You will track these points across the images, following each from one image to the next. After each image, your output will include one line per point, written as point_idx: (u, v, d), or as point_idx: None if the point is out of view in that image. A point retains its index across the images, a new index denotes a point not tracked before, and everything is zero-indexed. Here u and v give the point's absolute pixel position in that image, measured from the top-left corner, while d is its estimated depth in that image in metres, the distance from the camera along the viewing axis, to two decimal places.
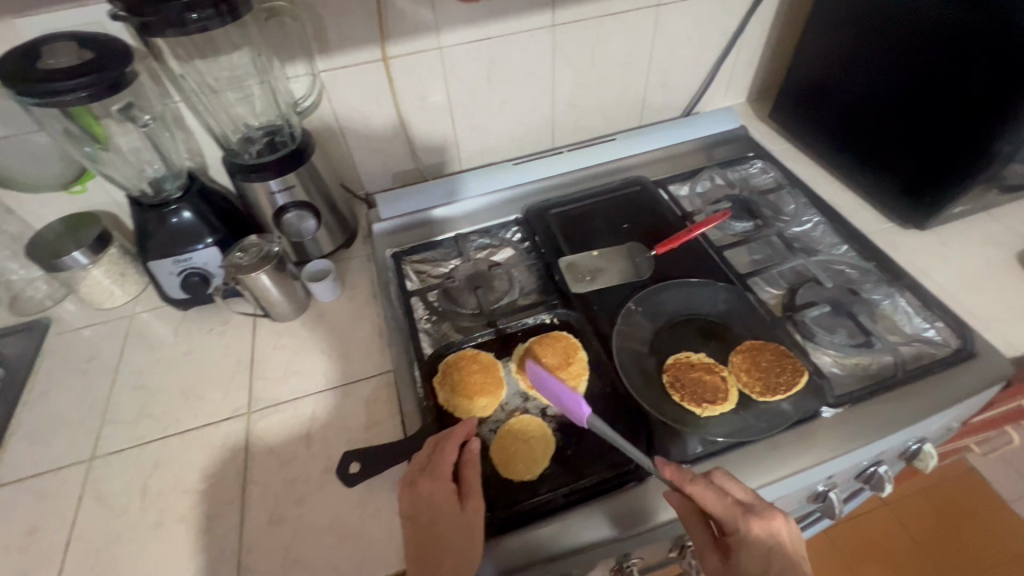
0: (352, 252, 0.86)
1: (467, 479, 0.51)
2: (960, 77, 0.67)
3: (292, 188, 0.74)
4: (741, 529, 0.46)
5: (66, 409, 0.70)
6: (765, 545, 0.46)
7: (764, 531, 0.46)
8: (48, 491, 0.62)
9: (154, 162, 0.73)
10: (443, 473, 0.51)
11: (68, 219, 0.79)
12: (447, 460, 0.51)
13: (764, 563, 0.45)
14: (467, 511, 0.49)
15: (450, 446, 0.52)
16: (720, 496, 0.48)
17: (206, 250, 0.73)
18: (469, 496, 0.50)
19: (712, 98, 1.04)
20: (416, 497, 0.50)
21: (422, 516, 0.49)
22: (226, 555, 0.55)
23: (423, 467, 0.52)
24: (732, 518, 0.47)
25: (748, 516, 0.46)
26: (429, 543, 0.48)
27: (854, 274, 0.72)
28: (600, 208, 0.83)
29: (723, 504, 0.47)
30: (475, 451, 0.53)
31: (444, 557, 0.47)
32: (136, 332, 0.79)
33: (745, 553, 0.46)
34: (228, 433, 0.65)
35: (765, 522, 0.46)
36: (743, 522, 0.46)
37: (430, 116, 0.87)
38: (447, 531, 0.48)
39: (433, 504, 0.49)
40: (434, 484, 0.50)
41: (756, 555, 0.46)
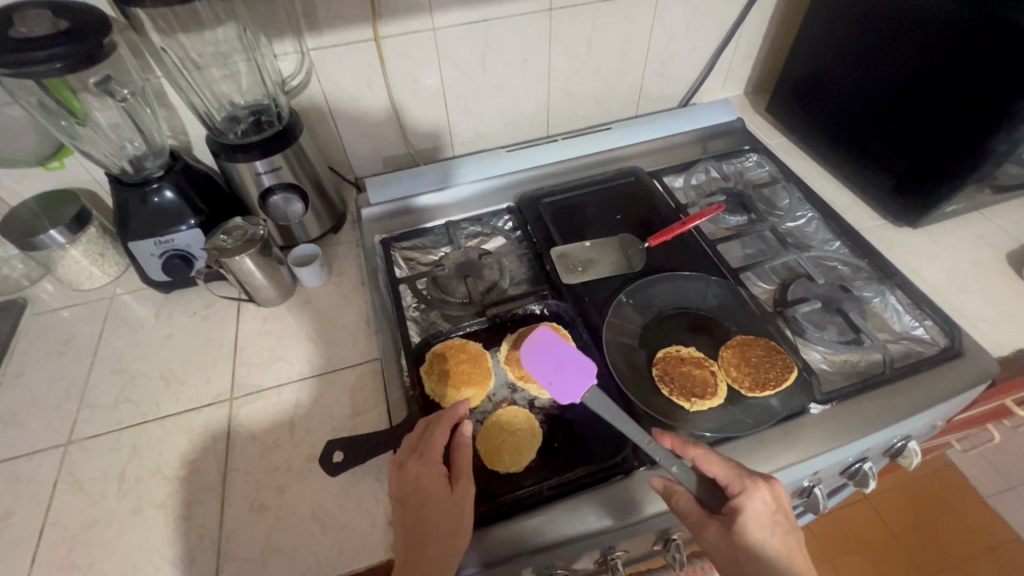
0: (340, 237, 0.85)
1: (457, 461, 0.50)
2: (957, 74, 0.67)
3: (278, 169, 0.72)
4: (748, 489, 0.46)
5: (42, 392, 0.68)
6: (772, 507, 0.45)
7: (771, 494, 0.46)
8: (22, 476, 0.61)
9: (135, 140, 0.71)
10: (432, 455, 0.50)
11: (45, 196, 0.77)
12: (437, 443, 0.50)
13: (769, 526, 0.44)
14: (456, 494, 0.48)
15: (441, 428, 0.51)
16: (724, 460, 0.48)
17: (189, 231, 0.71)
18: (459, 479, 0.49)
19: (709, 90, 1.03)
20: (404, 479, 0.49)
21: (409, 498, 0.49)
22: (206, 543, 0.54)
23: (413, 449, 0.51)
24: (739, 478, 0.47)
25: (754, 477, 0.47)
26: (415, 524, 0.47)
27: (845, 271, 0.72)
28: (593, 198, 0.82)
29: (729, 465, 0.47)
30: (468, 435, 0.52)
31: (430, 540, 0.46)
32: (116, 314, 0.77)
33: (752, 515, 0.45)
34: (209, 420, 0.64)
35: (771, 483, 0.46)
36: (748, 482, 0.46)
37: (422, 100, 0.85)
38: (434, 513, 0.47)
39: (421, 486, 0.48)
40: (423, 466, 0.49)
41: (762, 517, 0.45)
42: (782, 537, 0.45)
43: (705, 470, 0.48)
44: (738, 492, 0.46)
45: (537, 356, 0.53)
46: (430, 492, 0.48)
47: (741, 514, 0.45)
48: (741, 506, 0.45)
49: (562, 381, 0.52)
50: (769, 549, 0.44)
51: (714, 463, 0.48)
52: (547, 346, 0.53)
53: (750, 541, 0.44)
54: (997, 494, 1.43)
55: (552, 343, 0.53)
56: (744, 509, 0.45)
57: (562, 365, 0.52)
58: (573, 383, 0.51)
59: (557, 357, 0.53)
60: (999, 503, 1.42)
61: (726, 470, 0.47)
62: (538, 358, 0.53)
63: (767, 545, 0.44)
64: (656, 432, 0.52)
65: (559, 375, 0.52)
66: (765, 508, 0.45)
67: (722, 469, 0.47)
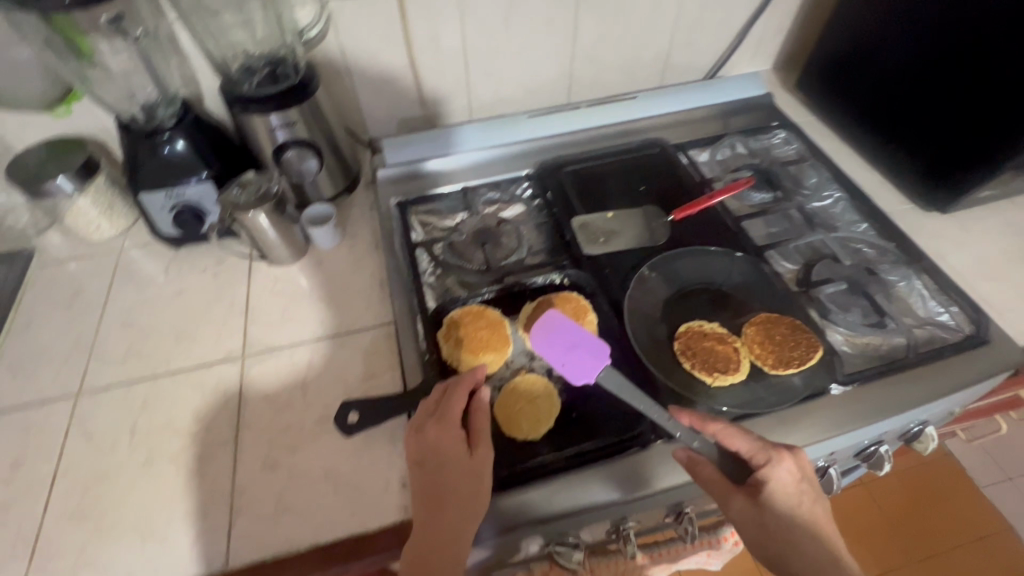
0: (354, 199, 0.83)
1: (476, 426, 0.49)
2: (997, 55, 0.64)
3: (293, 125, 0.69)
4: (774, 460, 0.46)
5: (51, 343, 0.68)
6: (796, 477, 0.46)
7: (795, 464, 0.46)
8: (32, 425, 0.60)
9: (147, 87, 0.68)
10: (451, 420, 0.49)
11: (52, 143, 0.74)
12: (455, 408, 0.50)
13: (795, 494, 0.45)
14: (476, 459, 0.48)
15: (459, 392, 0.51)
16: (746, 434, 0.48)
17: (200, 185, 0.69)
18: (478, 443, 0.49)
19: (737, 64, 0.99)
20: (422, 444, 0.49)
21: (428, 461, 0.48)
22: (218, 497, 0.54)
23: (431, 413, 0.51)
24: (764, 450, 0.47)
25: (778, 447, 0.47)
26: (434, 488, 0.47)
27: (872, 254, 0.70)
28: (616, 168, 0.80)
29: (753, 439, 0.47)
30: (486, 400, 0.51)
31: (450, 503, 0.46)
32: (124, 268, 0.75)
33: (779, 486, 0.45)
34: (220, 377, 0.63)
35: (795, 453, 0.47)
36: (772, 453, 0.46)
37: (441, 60, 0.82)
38: (453, 478, 0.47)
39: (440, 451, 0.48)
40: (442, 431, 0.48)
41: (788, 487, 0.45)
42: (807, 504, 0.46)
43: (729, 446, 0.47)
44: (764, 465, 0.46)
45: (547, 337, 0.51)
46: (450, 456, 0.48)
47: (768, 485, 0.45)
48: (768, 477, 0.45)
49: (574, 362, 0.50)
50: (793, 516, 0.45)
51: (738, 438, 0.47)
52: (557, 329, 0.52)
53: (776, 510, 0.45)
54: (992, 484, 1.45)
55: (563, 325, 0.52)
56: (771, 481, 0.45)
57: (574, 347, 0.51)
58: (584, 364, 0.50)
59: (568, 338, 0.52)
60: (993, 494, 1.44)
61: (749, 444, 0.47)
62: (549, 338, 0.52)
63: (792, 511, 0.45)
64: (674, 409, 0.51)
65: (571, 357, 0.50)
66: (791, 479, 0.45)
67: (746, 444, 0.47)
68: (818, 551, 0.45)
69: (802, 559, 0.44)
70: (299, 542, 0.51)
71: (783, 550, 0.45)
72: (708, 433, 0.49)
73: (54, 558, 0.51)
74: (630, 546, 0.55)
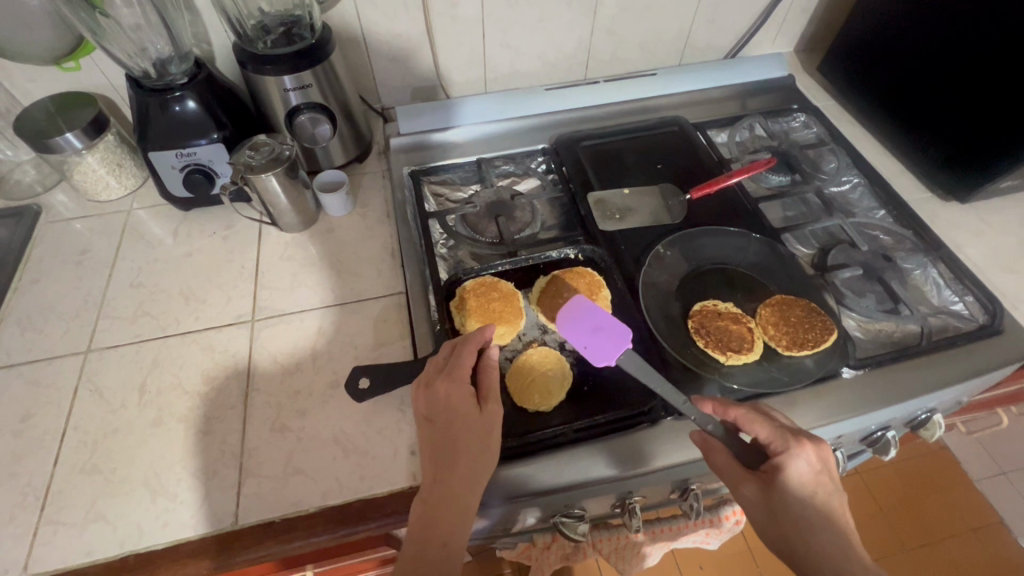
0: (365, 167, 0.82)
1: (485, 383, 0.50)
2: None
3: (306, 87, 0.68)
4: (793, 450, 0.45)
5: (59, 300, 0.67)
6: (816, 467, 0.45)
7: (816, 456, 0.45)
8: (41, 380, 0.60)
9: (158, 42, 0.67)
10: (460, 375, 0.49)
11: (59, 97, 0.73)
12: (465, 363, 0.50)
13: (811, 485, 0.45)
14: (485, 415, 0.48)
15: (468, 348, 0.50)
16: (766, 421, 0.47)
17: (210, 146, 0.68)
18: (487, 400, 0.49)
19: (758, 45, 0.97)
20: (432, 398, 0.48)
21: (438, 416, 0.48)
22: (227, 458, 0.54)
23: (439, 369, 0.50)
24: (784, 438, 0.46)
25: (799, 437, 0.46)
26: (444, 442, 0.47)
27: (888, 241, 0.70)
28: (634, 145, 0.79)
29: (772, 426, 0.47)
30: (495, 362, 0.52)
31: (460, 457, 0.46)
32: (132, 229, 0.75)
33: (795, 473, 0.45)
34: (230, 340, 0.63)
35: (817, 444, 0.46)
36: (793, 442, 0.46)
37: (459, 29, 0.80)
38: (463, 432, 0.47)
39: (450, 406, 0.48)
40: (452, 386, 0.48)
41: (805, 475, 0.45)
42: (824, 495, 0.45)
43: (748, 430, 0.47)
44: (782, 453, 0.46)
45: (573, 318, 0.51)
46: (460, 411, 0.47)
47: (783, 472, 0.45)
48: (784, 466, 0.45)
49: (597, 345, 0.50)
50: (808, 505, 0.45)
51: (758, 423, 0.47)
52: (585, 313, 0.51)
53: (789, 498, 0.45)
54: (985, 478, 1.47)
55: (590, 308, 0.51)
56: (787, 469, 0.45)
57: (599, 331, 0.50)
58: (607, 350, 0.50)
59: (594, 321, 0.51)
60: (986, 488, 1.45)
61: (769, 430, 0.47)
62: (576, 320, 0.51)
63: (807, 502, 0.45)
64: (694, 395, 0.51)
65: (594, 340, 0.50)
66: (809, 469, 0.45)
67: (765, 429, 0.47)
68: (831, 543, 0.44)
69: (812, 550, 0.44)
70: (308, 503, 0.52)
71: (792, 537, 0.45)
72: (728, 418, 0.49)
73: (65, 510, 0.52)
74: (635, 520, 0.56)
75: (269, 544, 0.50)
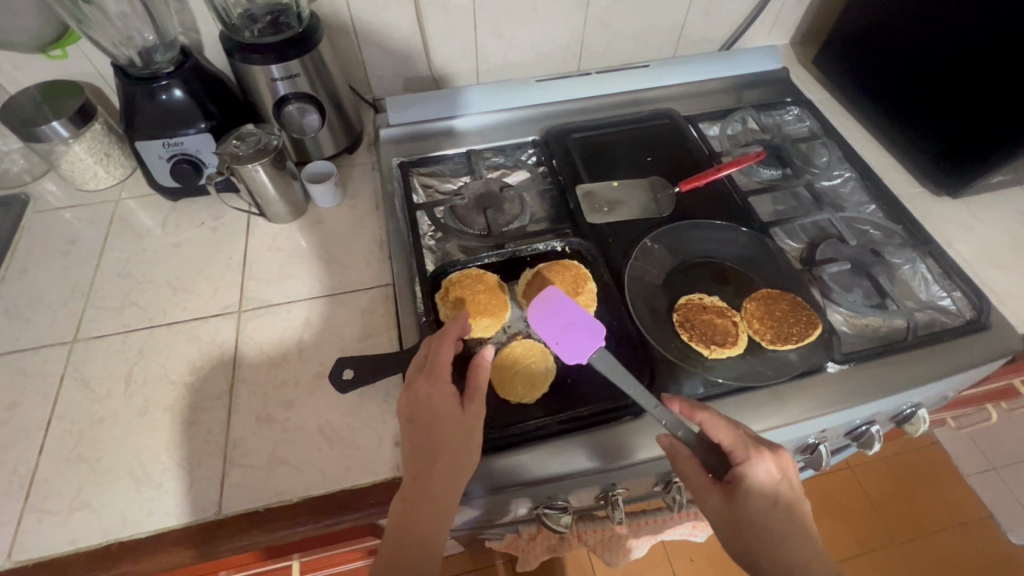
0: (355, 158, 0.81)
1: (471, 383, 0.48)
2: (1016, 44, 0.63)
3: (295, 77, 0.67)
4: (754, 459, 0.46)
5: (47, 289, 0.67)
6: (775, 477, 0.45)
7: (775, 465, 0.46)
8: (27, 369, 0.60)
9: (145, 32, 0.66)
10: (442, 375, 0.48)
11: (46, 85, 0.72)
12: (447, 363, 0.49)
13: (772, 495, 0.45)
14: (468, 416, 0.47)
15: (450, 347, 0.50)
16: (731, 431, 0.47)
17: (199, 136, 0.68)
18: (471, 400, 0.48)
19: (753, 37, 0.96)
20: (413, 399, 0.47)
21: (420, 417, 0.47)
22: (212, 447, 0.55)
23: (421, 369, 0.50)
24: (745, 446, 0.46)
25: (760, 446, 0.46)
26: (425, 443, 0.46)
27: (878, 236, 0.69)
28: (625, 138, 0.78)
29: (735, 435, 0.47)
30: (488, 360, 0.49)
31: (441, 458, 0.46)
32: (121, 219, 0.74)
33: (756, 483, 0.45)
34: (217, 331, 0.63)
35: (777, 453, 0.46)
36: (754, 453, 0.46)
37: (451, 19, 0.80)
38: (445, 433, 0.46)
39: (431, 406, 0.47)
40: (433, 386, 0.47)
41: (765, 485, 0.45)
42: (783, 505, 0.45)
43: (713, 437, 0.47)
44: (744, 463, 0.46)
45: (545, 312, 0.52)
46: (441, 412, 0.47)
47: (744, 481, 0.45)
48: (746, 475, 0.45)
49: (568, 341, 0.50)
50: (769, 516, 0.45)
51: (723, 430, 0.47)
52: (557, 310, 0.52)
53: (751, 509, 0.45)
54: (977, 474, 1.47)
55: (563, 303, 0.52)
56: (748, 478, 0.45)
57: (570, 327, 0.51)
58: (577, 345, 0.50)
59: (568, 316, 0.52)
60: (976, 483, 1.46)
61: (733, 438, 0.47)
62: (547, 315, 0.52)
63: (769, 514, 0.45)
64: (665, 395, 0.50)
65: (566, 335, 0.51)
66: (769, 479, 0.45)
67: (729, 437, 0.47)
68: (790, 552, 0.44)
69: (774, 560, 0.44)
70: (291, 493, 0.52)
71: (755, 548, 0.45)
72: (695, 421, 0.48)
73: (50, 498, 0.52)
74: (618, 512, 0.56)
75: (253, 534, 0.50)
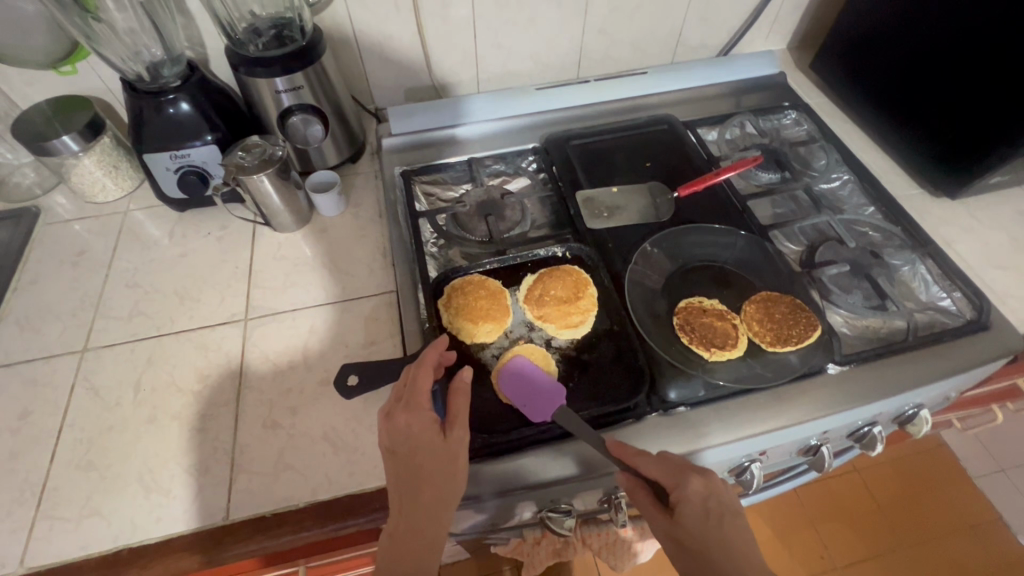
0: (358, 168, 0.82)
1: (452, 409, 0.48)
2: (1009, 46, 0.63)
3: (298, 89, 0.68)
4: (683, 484, 0.46)
5: (56, 300, 0.68)
6: (706, 496, 0.46)
7: (703, 485, 0.46)
8: (38, 379, 0.61)
9: (152, 46, 0.68)
10: (421, 404, 0.48)
11: (56, 100, 0.74)
12: (424, 392, 0.48)
13: (708, 515, 0.46)
14: (450, 443, 0.47)
15: (428, 375, 0.49)
16: (661, 461, 0.48)
17: (205, 148, 0.69)
18: (452, 426, 0.48)
19: (750, 43, 0.97)
20: (392, 431, 0.47)
21: (401, 448, 0.47)
22: (219, 453, 0.55)
23: (399, 399, 0.49)
24: (672, 474, 0.47)
25: (686, 471, 0.47)
26: (408, 474, 0.46)
27: (877, 237, 0.70)
28: (624, 144, 0.79)
29: (665, 463, 0.47)
30: (468, 380, 0.49)
31: (427, 486, 0.46)
32: (129, 230, 0.76)
33: (690, 507, 0.46)
34: (224, 338, 0.64)
35: (704, 475, 0.47)
36: (682, 479, 0.46)
37: (451, 30, 0.81)
38: (427, 463, 0.46)
39: (411, 437, 0.46)
40: (412, 417, 0.47)
41: (699, 508, 0.46)
42: (723, 524, 0.45)
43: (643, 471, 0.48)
44: (674, 486, 0.46)
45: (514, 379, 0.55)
46: (422, 442, 0.46)
47: (680, 508, 0.46)
48: (679, 502, 0.46)
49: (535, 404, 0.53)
50: (713, 540, 0.45)
51: (650, 464, 0.47)
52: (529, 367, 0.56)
53: (693, 534, 0.45)
54: (984, 475, 1.47)
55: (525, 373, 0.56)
56: (682, 504, 0.46)
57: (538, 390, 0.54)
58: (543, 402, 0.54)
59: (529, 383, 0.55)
60: (984, 485, 1.46)
61: (661, 469, 0.47)
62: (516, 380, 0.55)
63: (711, 537, 0.45)
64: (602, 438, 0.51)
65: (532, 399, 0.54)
66: (700, 499, 0.46)
67: (657, 469, 0.47)
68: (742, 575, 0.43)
69: None
70: (297, 499, 0.53)
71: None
72: (626, 461, 0.49)
73: (60, 505, 0.53)
74: (621, 514, 0.56)
75: (258, 539, 0.51)
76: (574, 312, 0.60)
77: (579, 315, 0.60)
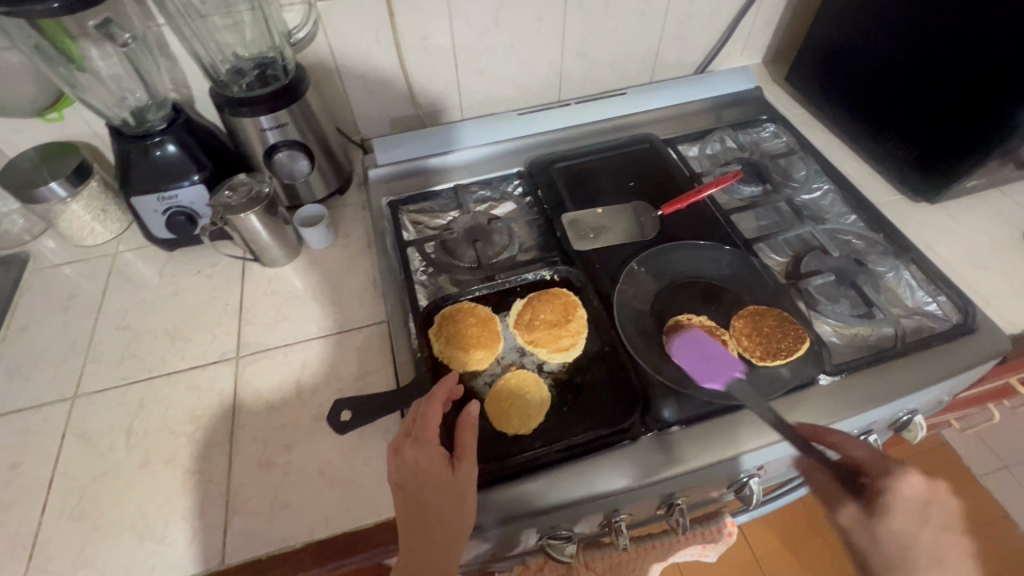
0: (346, 199, 0.83)
1: (459, 443, 0.49)
2: (975, 57, 0.66)
3: (284, 126, 0.69)
4: (895, 474, 0.46)
5: (47, 346, 0.68)
6: (919, 492, 0.46)
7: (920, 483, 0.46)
8: (30, 427, 0.61)
9: (136, 91, 0.69)
10: (429, 438, 0.48)
11: (43, 148, 0.74)
12: (432, 427, 0.49)
13: (917, 513, 0.45)
14: (458, 478, 0.47)
15: (436, 410, 0.50)
16: (864, 446, 0.49)
17: (192, 188, 0.69)
18: (461, 460, 0.48)
19: (727, 57, 0.99)
20: (400, 465, 0.47)
21: (409, 482, 0.47)
22: (215, 495, 0.55)
23: (409, 432, 0.50)
24: (881, 463, 0.47)
25: (897, 463, 0.47)
26: (416, 511, 0.46)
27: (860, 245, 0.71)
28: (607, 164, 0.80)
29: (869, 449, 0.48)
30: (475, 414, 0.50)
31: (435, 523, 0.45)
32: (119, 271, 0.76)
33: (899, 498, 0.45)
34: (216, 377, 0.64)
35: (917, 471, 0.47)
36: (894, 468, 0.47)
37: (432, 60, 0.83)
38: (434, 498, 0.46)
39: (419, 472, 0.47)
40: (420, 451, 0.47)
41: (908, 500, 0.45)
42: (926, 524, 0.45)
43: (844, 451, 0.49)
44: (883, 473, 0.47)
45: (691, 344, 0.59)
46: (429, 476, 0.46)
47: (888, 494, 0.45)
48: (884, 486, 0.46)
49: (706, 371, 0.58)
50: (913, 537, 0.45)
51: (857, 446, 0.48)
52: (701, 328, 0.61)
53: (895, 525, 0.45)
54: (989, 473, 1.47)
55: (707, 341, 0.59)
56: (893, 491, 0.45)
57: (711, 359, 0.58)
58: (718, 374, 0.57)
59: (706, 350, 0.59)
60: (990, 483, 1.46)
61: (868, 454, 0.48)
62: (690, 348, 0.59)
63: (912, 530, 0.45)
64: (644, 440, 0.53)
65: (704, 365, 0.58)
66: (910, 491, 0.46)
67: (861, 451, 0.48)
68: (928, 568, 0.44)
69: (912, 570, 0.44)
70: (294, 539, 0.52)
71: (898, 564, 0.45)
72: (824, 441, 0.49)
73: (52, 557, 0.52)
74: (622, 538, 0.56)
75: None
76: (565, 335, 0.60)
77: (570, 337, 0.60)
